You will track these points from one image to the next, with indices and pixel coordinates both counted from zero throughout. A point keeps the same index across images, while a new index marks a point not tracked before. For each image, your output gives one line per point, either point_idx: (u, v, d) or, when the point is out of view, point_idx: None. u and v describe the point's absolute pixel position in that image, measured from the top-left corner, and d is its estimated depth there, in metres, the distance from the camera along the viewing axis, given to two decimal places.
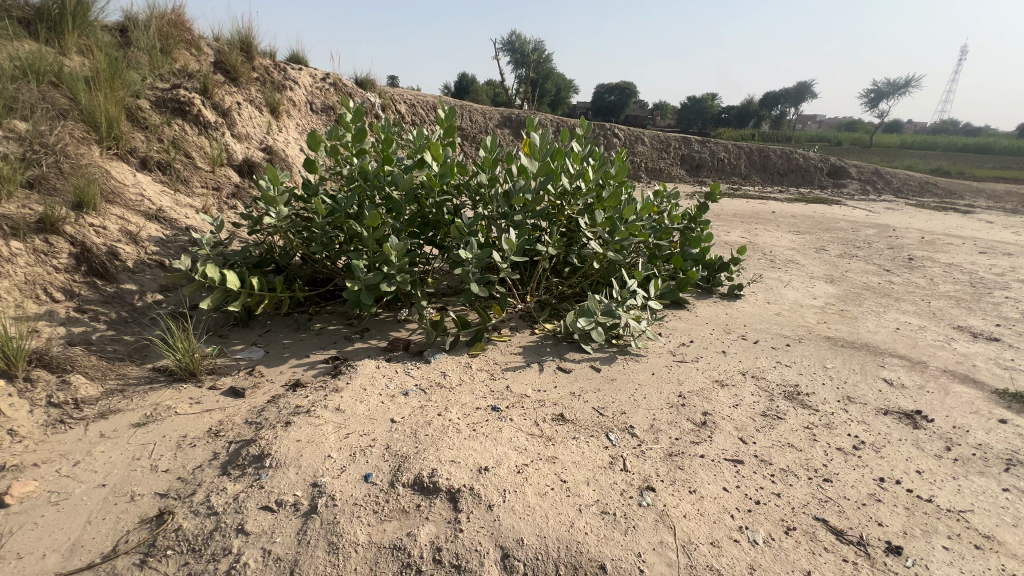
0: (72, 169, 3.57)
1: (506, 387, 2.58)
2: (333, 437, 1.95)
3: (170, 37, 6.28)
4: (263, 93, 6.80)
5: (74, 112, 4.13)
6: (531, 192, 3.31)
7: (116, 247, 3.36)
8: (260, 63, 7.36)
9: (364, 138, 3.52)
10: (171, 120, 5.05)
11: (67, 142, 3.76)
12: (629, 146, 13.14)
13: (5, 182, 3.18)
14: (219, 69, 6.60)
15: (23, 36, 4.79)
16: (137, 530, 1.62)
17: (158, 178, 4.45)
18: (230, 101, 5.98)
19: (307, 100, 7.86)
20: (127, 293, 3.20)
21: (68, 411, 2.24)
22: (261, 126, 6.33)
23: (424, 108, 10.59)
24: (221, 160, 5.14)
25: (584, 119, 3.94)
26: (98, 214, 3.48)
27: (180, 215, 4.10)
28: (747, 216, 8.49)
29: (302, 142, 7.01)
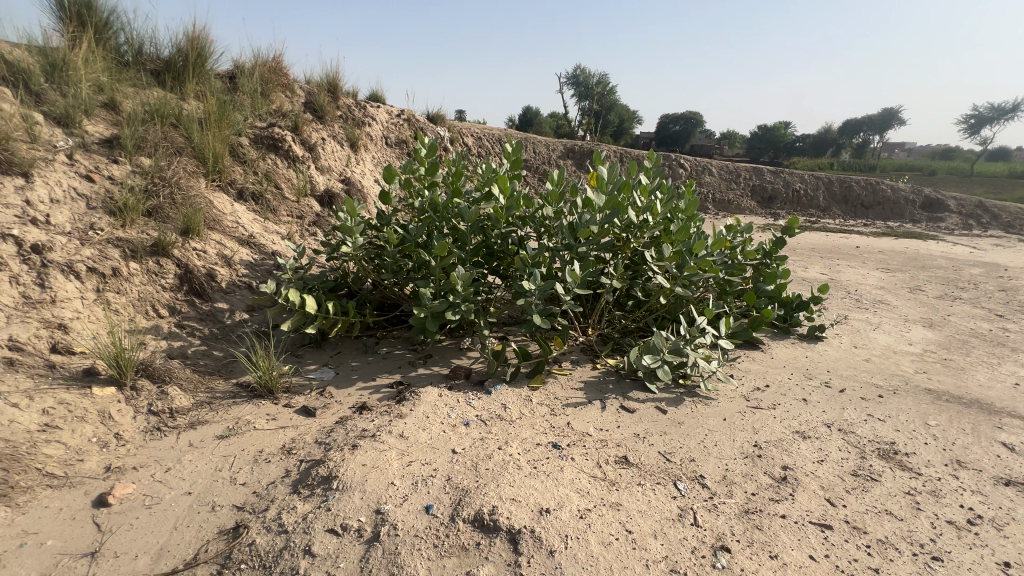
0: (183, 200, 4.01)
1: (567, 424, 2.51)
2: (396, 464, 1.98)
3: (270, 81, 6.99)
4: (345, 130, 7.37)
5: (188, 149, 4.68)
6: (597, 225, 3.28)
7: (213, 269, 3.70)
8: (344, 102, 8.00)
9: (436, 172, 3.69)
10: (265, 156, 5.59)
11: (181, 175, 4.24)
12: (696, 177, 12.79)
13: (130, 211, 3.63)
14: (309, 109, 7.25)
15: (152, 85, 5.51)
16: (215, 541, 1.72)
17: (251, 208, 4.90)
18: (316, 137, 6.51)
19: (383, 135, 8.40)
20: (219, 311, 3.50)
21: (164, 419, 2.45)
22: (342, 159, 6.83)
23: (491, 141, 10.97)
24: (306, 191, 5.58)
25: (652, 152, 3.89)
26: (200, 239, 3.88)
27: (268, 241, 4.47)
28: (828, 251, 7.92)
29: (376, 174, 7.47)
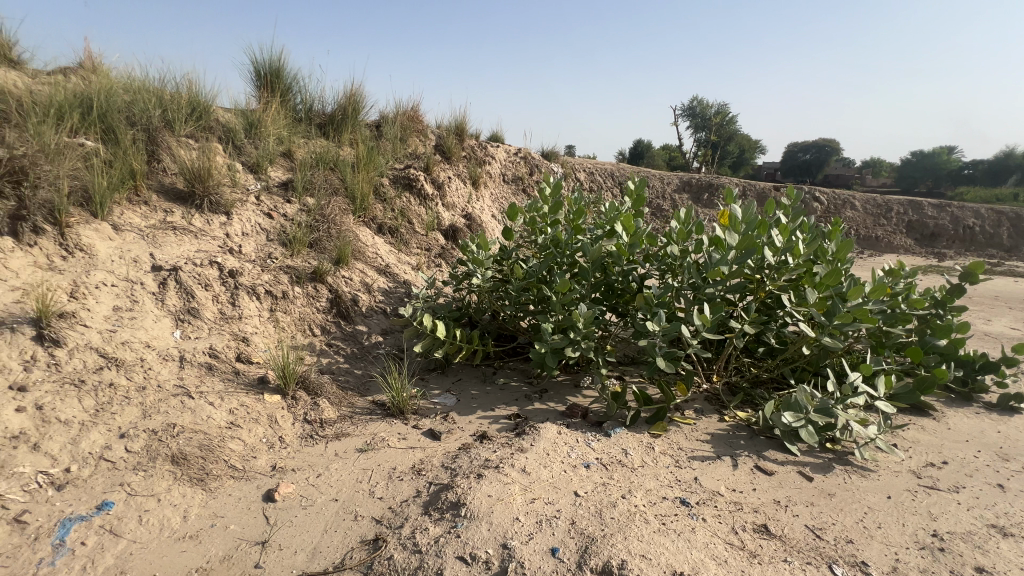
0: (337, 234, 4.61)
1: (695, 479, 2.34)
2: (519, 500, 2.00)
3: (408, 128, 7.83)
4: (468, 169, 7.95)
5: (343, 190, 5.40)
6: (728, 265, 3.09)
7: (357, 295, 4.17)
8: (468, 144, 8.66)
9: (559, 210, 3.81)
10: (402, 194, 6.22)
11: (336, 212, 4.89)
12: (834, 211, 11.46)
13: (297, 243, 4.26)
14: (439, 151, 7.97)
15: (318, 136, 6.49)
16: (358, 549, 1.87)
17: (388, 240, 5.47)
18: (444, 176, 7.10)
19: (501, 172, 8.88)
20: (359, 333, 3.90)
21: (316, 428, 2.77)
22: (465, 196, 7.35)
23: (602, 176, 10.84)
24: (433, 226, 6.09)
25: (792, 189, 3.61)
26: (348, 268, 4.40)
27: (401, 271, 4.93)
28: (1017, 301, 6.52)
29: (494, 210, 7.90)
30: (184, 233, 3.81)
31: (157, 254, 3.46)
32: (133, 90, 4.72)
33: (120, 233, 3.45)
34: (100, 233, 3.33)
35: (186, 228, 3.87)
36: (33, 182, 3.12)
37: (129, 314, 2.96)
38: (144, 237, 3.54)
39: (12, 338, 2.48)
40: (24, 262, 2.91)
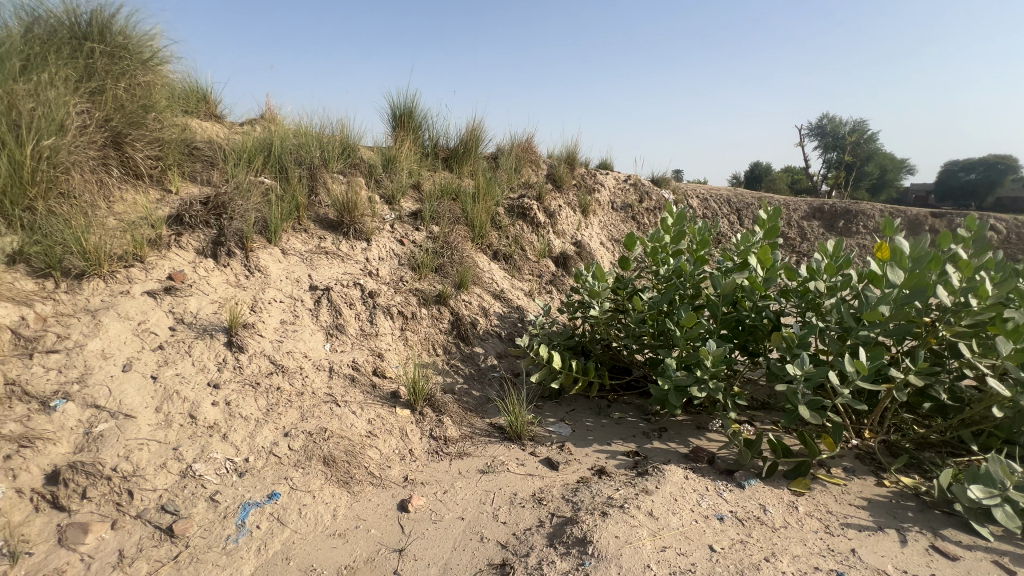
0: (459, 260, 4.90)
1: (853, 550, 2.05)
2: (649, 546, 1.92)
3: (522, 159, 8.15)
4: (578, 197, 8.02)
5: (463, 219, 5.76)
6: (890, 306, 2.71)
7: (475, 318, 4.37)
8: (579, 172, 8.76)
9: (682, 240, 3.67)
10: (516, 222, 6.45)
11: (458, 239, 5.20)
12: (1015, 243, 9.56)
13: (424, 268, 4.60)
14: (550, 180, 8.17)
15: (442, 169, 7.03)
16: (486, 572, 1.92)
17: (503, 267, 5.69)
18: (555, 205, 7.25)
19: (612, 200, 8.80)
20: (477, 355, 4.08)
21: (440, 445, 2.93)
22: (575, 223, 7.42)
23: (718, 202, 10.25)
24: (545, 253, 6.21)
25: (974, 219, 3.07)
26: (467, 292, 4.64)
27: (514, 296, 5.08)
28: None
29: (603, 237, 7.85)
30: (334, 257, 4.31)
31: (313, 275, 3.96)
32: (299, 134, 5.52)
33: (287, 256, 4.01)
34: (272, 256, 3.90)
35: (335, 252, 4.38)
36: (230, 215, 3.82)
37: (293, 328, 3.42)
38: (304, 260, 4.07)
39: (211, 342, 2.99)
40: (220, 279, 3.51)
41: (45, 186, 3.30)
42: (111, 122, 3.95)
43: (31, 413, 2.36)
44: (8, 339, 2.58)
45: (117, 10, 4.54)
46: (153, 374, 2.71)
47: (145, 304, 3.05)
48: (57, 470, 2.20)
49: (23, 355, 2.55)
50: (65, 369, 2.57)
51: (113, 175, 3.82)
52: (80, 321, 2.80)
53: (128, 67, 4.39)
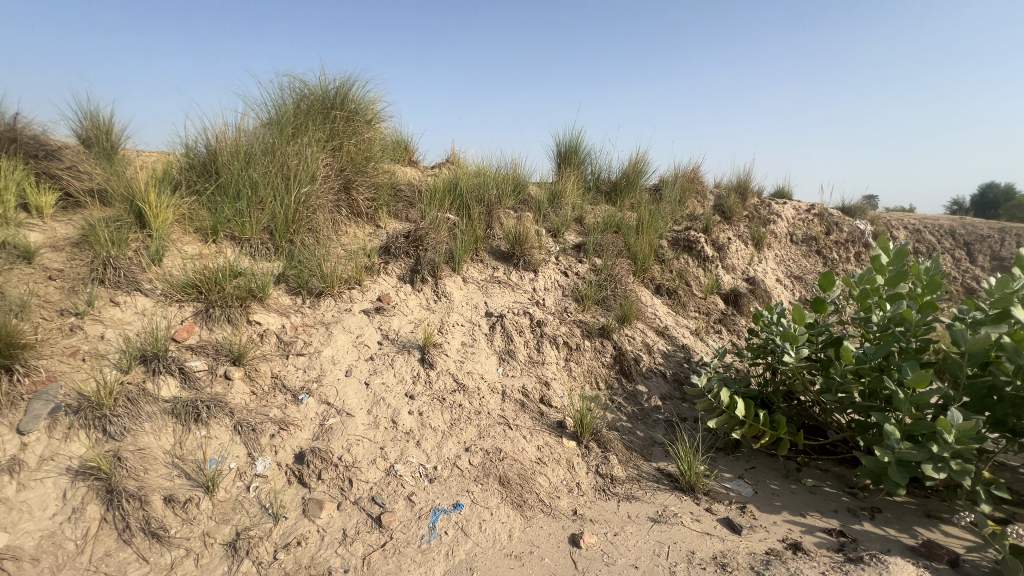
0: (622, 293, 4.82)
1: None
2: None
3: (687, 190, 7.76)
4: (750, 228, 7.31)
5: (625, 251, 5.65)
6: None
7: (639, 355, 4.25)
8: (751, 202, 8.02)
9: (906, 283, 3.07)
10: (680, 256, 6.13)
11: (622, 273, 5.07)
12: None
13: (588, 299, 4.61)
14: (718, 211, 7.63)
15: (603, 202, 7.08)
16: None
17: (666, 302, 5.43)
18: (724, 238, 6.73)
19: (792, 231, 7.78)
20: (640, 393, 3.94)
21: (607, 483, 2.89)
22: (746, 257, 6.77)
23: (936, 233, 8.38)
24: (713, 290, 5.78)
25: None
26: (630, 326, 4.53)
27: (679, 334, 4.81)
28: None
29: (780, 273, 7.00)
30: (506, 287, 4.60)
31: (489, 302, 4.29)
32: (476, 168, 5.99)
33: (467, 284, 4.42)
34: (456, 284, 4.34)
35: (506, 281, 4.66)
36: (425, 247, 4.36)
37: (471, 350, 3.75)
38: (480, 288, 4.43)
39: (408, 358, 3.45)
40: (415, 302, 4.03)
41: (301, 223, 4.23)
42: (344, 171, 4.89)
43: (286, 403, 2.98)
44: (273, 342, 3.30)
45: (351, 80, 5.64)
46: (366, 381, 3.22)
47: (361, 321, 3.66)
48: (302, 451, 2.74)
49: (282, 355, 3.24)
50: (308, 369, 3.21)
51: (342, 214, 4.71)
52: (318, 332, 3.47)
53: (357, 126, 5.42)
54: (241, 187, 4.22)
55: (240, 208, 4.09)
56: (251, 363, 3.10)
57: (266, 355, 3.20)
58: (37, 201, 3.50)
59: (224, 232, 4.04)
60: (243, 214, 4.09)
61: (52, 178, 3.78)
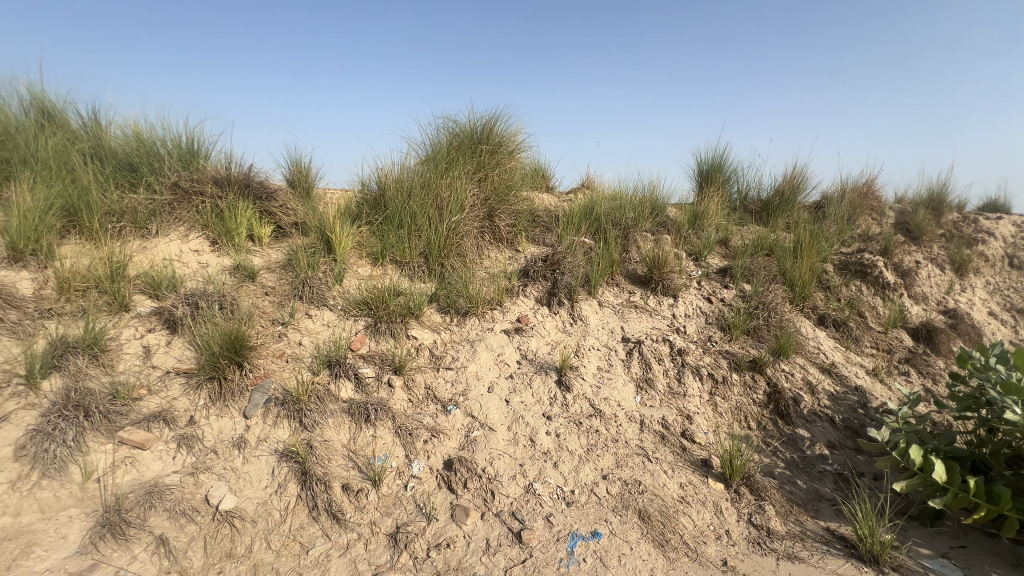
0: (777, 324, 4.32)
1: None
2: None
3: (859, 206, 6.71)
4: (948, 250, 6.03)
5: (780, 276, 5.04)
6: None
7: (799, 394, 3.76)
8: (949, 219, 6.63)
9: None
10: (851, 282, 5.30)
11: (778, 301, 4.54)
12: None
13: (735, 328, 4.22)
14: (902, 229, 6.44)
15: (751, 223, 6.47)
16: None
17: (833, 335, 4.73)
18: (910, 262, 5.66)
19: (1011, 252, 6.22)
20: (800, 438, 3.49)
21: (762, 535, 2.67)
22: (943, 285, 5.59)
23: None
24: (896, 322, 4.88)
25: None
26: (788, 361, 4.02)
27: (851, 373, 4.15)
28: None
29: (994, 305, 5.63)
30: (643, 311, 4.41)
31: (626, 327, 4.19)
32: (613, 190, 5.92)
33: (603, 308, 4.36)
34: (591, 307, 4.33)
35: (644, 306, 4.47)
36: (562, 270, 4.41)
37: (608, 376, 3.71)
38: (616, 312, 4.34)
39: (545, 379, 3.55)
40: (552, 325, 4.12)
41: (451, 249, 4.65)
42: (488, 200, 5.23)
43: (437, 412, 3.28)
44: (426, 356, 3.65)
45: (496, 115, 6.06)
46: (506, 399, 3.40)
47: (502, 340, 3.86)
48: (450, 459, 2.99)
49: (433, 368, 3.57)
50: (455, 383, 3.48)
51: (485, 239, 5.06)
52: (464, 348, 3.74)
53: (500, 158, 5.82)
54: (403, 217, 4.77)
55: (402, 236, 4.65)
56: (409, 374, 3.46)
57: (421, 366, 3.55)
58: (259, 232, 4.41)
59: (389, 255, 4.63)
60: (404, 241, 4.63)
61: (270, 214, 4.67)
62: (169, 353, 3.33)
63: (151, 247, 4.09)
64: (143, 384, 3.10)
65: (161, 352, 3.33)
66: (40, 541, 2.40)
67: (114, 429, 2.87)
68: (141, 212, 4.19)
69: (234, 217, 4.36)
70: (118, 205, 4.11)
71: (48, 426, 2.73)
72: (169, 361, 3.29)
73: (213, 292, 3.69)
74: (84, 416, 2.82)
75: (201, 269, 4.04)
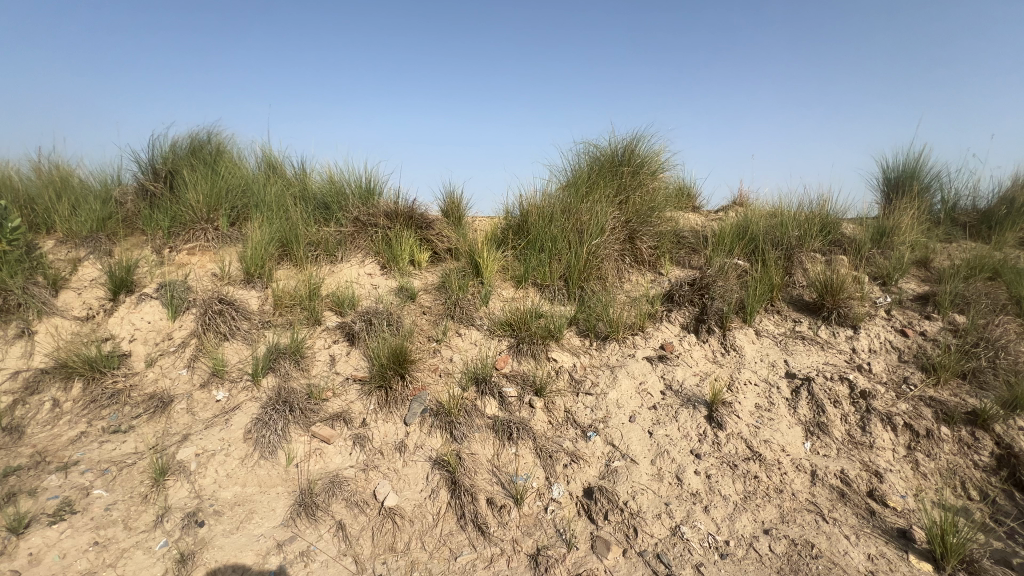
0: (1010, 368, 3.38)
1: None
2: None
3: None
4: None
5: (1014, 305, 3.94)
6: None
7: None
8: None
9: None
10: None
11: (1011, 337, 3.55)
12: None
13: (943, 369, 3.43)
14: None
15: (963, 239, 5.23)
16: None
17: None
18: None
19: None
20: None
21: None
22: None
23: None
24: None
25: None
26: None
27: None
28: None
29: None
30: (812, 344, 3.84)
31: (791, 360, 3.68)
32: (771, 206, 5.33)
33: (761, 338, 3.90)
34: (747, 336, 3.90)
35: (813, 338, 3.89)
36: (712, 295, 4.06)
37: (768, 415, 3.32)
38: (779, 343, 3.84)
39: (693, 413, 3.34)
40: (700, 353, 3.82)
41: (591, 273, 4.64)
42: (630, 222, 5.10)
43: (577, 437, 3.30)
44: (566, 379, 3.66)
45: (637, 136, 5.95)
46: (649, 431, 3.28)
47: (645, 368, 3.70)
48: (592, 488, 3.00)
49: (573, 392, 3.57)
50: (595, 409, 3.45)
51: (626, 262, 4.95)
52: (604, 374, 3.67)
53: (643, 179, 5.66)
54: (545, 241, 4.90)
55: (543, 259, 4.78)
56: (549, 396, 3.53)
57: (561, 389, 3.58)
58: (419, 257, 4.96)
59: (530, 278, 4.81)
60: (545, 265, 4.76)
61: (429, 242, 5.23)
62: (349, 362, 3.91)
63: (338, 271, 4.89)
64: (329, 388, 3.68)
65: (343, 360, 3.92)
66: (257, 509, 2.98)
67: (308, 423, 3.44)
68: (331, 242, 5.03)
69: (400, 245, 4.97)
70: (316, 236, 5.00)
71: (265, 416, 3.39)
72: (349, 369, 3.85)
73: (383, 311, 4.23)
74: (289, 410, 3.44)
75: (374, 290, 4.69)
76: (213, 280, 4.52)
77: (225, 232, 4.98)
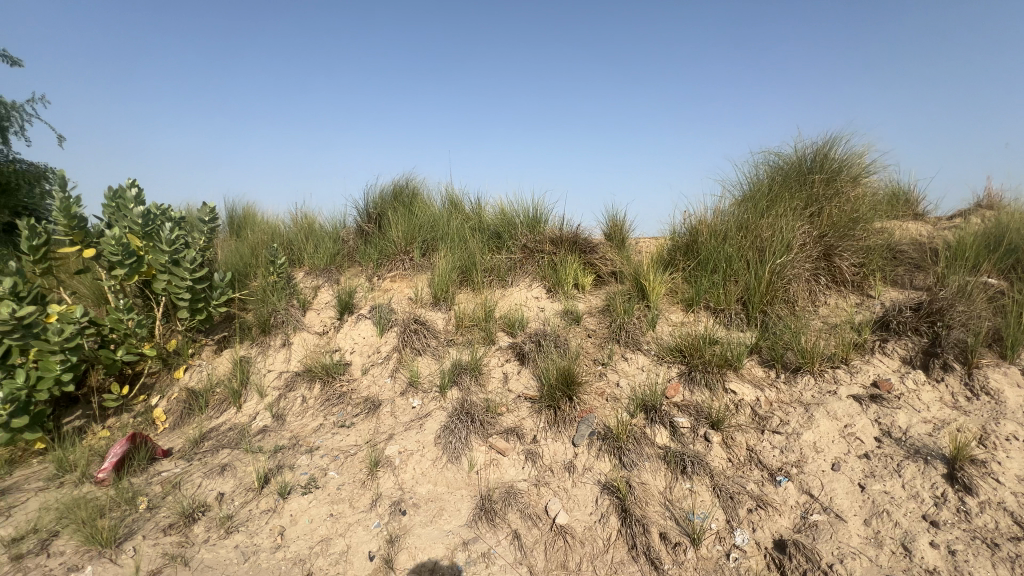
0: None
1: None
2: None
3: None
4: None
5: None
6: None
7: None
8: None
9: None
10: None
11: None
12: None
13: None
14: None
15: None
16: None
17: None
18: None
19: None
20: None
21: None
22: None
23: None
24: None
25: None
26: None
27: None
28: None
29: None
30: None
31: None
32: None
33: None
34: (1008, 377, 3.02)
35: None
36: (948, 323, 3.26)
37: None
38: None
39: (926, 469, 2.71)
40: (933, 395, 3.08)
41: (775, 296, 4.16)
42: (825, 237, 4.43)
43: (763, 480, 2.96)
44: (748, 413, 3.32)
45: (832, 139, 5.19)
46: (861, 484, 2.77)
47: (852, 408, 3.13)
48: (784, 540, 2.67)
49: (757, 429, 3.21)
50: (786, 450, 3.05)
51: (821, 283, 4.29)
52: (797, 411, 3.22)
53: (841, 187, 4.89)
54: (717, 260, 4.55)
55: (716, 280, 4.43)
56: (728, 431, 3.24)
57: (742, 425, 3.26)
58: (583, 280, 5.08)
59: (702, 301, 4.48)
60: (718, 286, 4.40)
61: (592, 265, 5.33)
62: (520, 380, 4.19)
63: (509, 295, 5.30)
64: (503, 404, 3.99)
65: (514, 379, 4.21)
66: (446, 507, 3.36)
67: (486, 435, 3.77)
68: (503, 268, 5.49)
69: (565, 269, 5.16)
70: (490, 264, 5.52)
71: (451, 425, 3.83)
72: (520, 387, 4.12)
73: (551, 333, 4.44)
74: (470, 421, 3.83)
75: (541, 312, 4.95)
76: (409, 303, 5.32)
77: (419, 262, 5.84)
